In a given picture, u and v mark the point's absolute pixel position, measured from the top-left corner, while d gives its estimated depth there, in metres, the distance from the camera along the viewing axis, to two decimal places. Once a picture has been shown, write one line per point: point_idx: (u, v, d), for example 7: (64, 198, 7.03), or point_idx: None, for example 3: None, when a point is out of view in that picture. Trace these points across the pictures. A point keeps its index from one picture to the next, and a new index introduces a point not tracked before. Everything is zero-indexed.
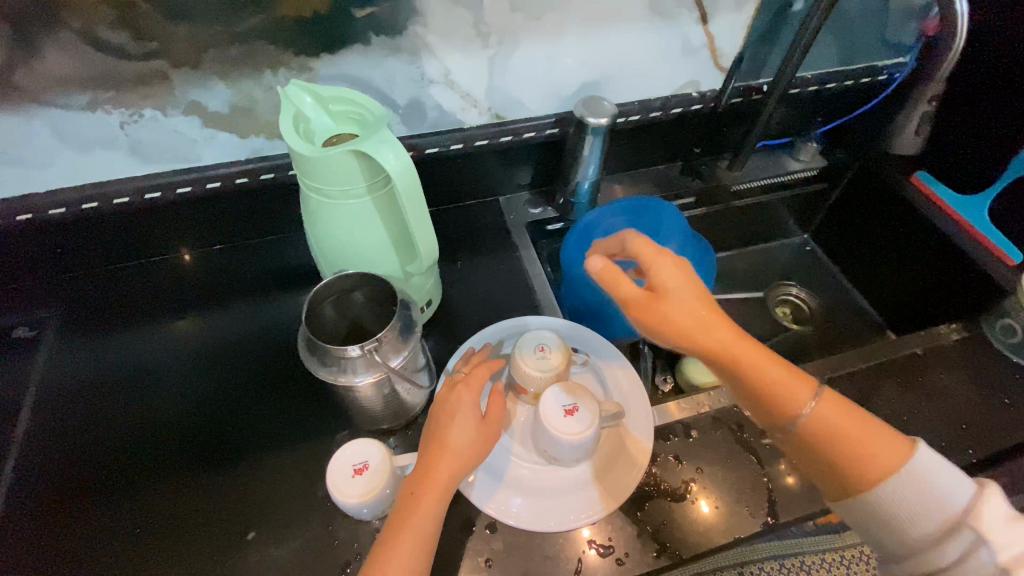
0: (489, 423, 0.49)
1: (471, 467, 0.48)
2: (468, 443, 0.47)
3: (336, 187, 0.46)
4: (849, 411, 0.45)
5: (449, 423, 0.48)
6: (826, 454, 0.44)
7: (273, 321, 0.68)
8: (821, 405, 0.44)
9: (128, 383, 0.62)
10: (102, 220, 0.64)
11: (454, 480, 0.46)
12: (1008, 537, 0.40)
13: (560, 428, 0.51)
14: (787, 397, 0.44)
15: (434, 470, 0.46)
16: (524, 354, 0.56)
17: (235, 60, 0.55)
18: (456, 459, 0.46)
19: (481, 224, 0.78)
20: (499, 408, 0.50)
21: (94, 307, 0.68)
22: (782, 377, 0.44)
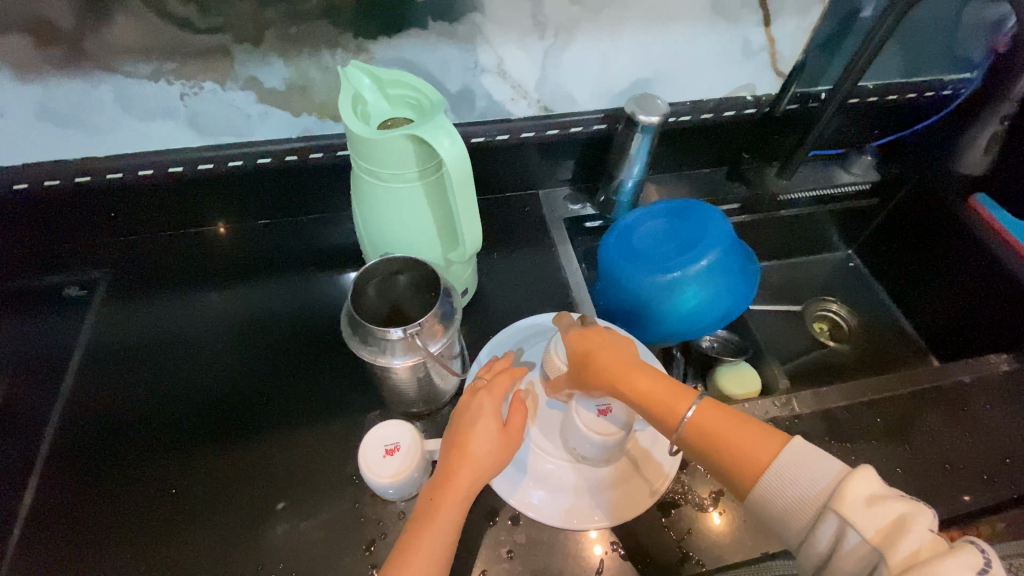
0: (512, 429, 0.48)
1: (493, 473, 0.47)
2: (490, 449, 0.47)
3: (389, 170, 0.46)
4: (725, 415, 0.45)
5: (470, 430, 0.47)
6: (709, 457, 0.44)
7: (311, 299, 0.69)
8: (697, 413, 0.45)
9: (171, 348, 0.64)
10: (155, 188, 0.66)
11: (475, 486, 0.45)
12: (863, 517, 0.36)
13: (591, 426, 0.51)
14: (664, 411, 0.46)
15: (455, 477, 0.45)
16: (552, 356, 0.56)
17: (295, 38, 0.56)
18: (477, 465, 0.46)
19: (520, 216, 0.78)
20: (521, 417, 0.49)
21: (140, 272, 0.70)
22: (656, 388, 0.47)
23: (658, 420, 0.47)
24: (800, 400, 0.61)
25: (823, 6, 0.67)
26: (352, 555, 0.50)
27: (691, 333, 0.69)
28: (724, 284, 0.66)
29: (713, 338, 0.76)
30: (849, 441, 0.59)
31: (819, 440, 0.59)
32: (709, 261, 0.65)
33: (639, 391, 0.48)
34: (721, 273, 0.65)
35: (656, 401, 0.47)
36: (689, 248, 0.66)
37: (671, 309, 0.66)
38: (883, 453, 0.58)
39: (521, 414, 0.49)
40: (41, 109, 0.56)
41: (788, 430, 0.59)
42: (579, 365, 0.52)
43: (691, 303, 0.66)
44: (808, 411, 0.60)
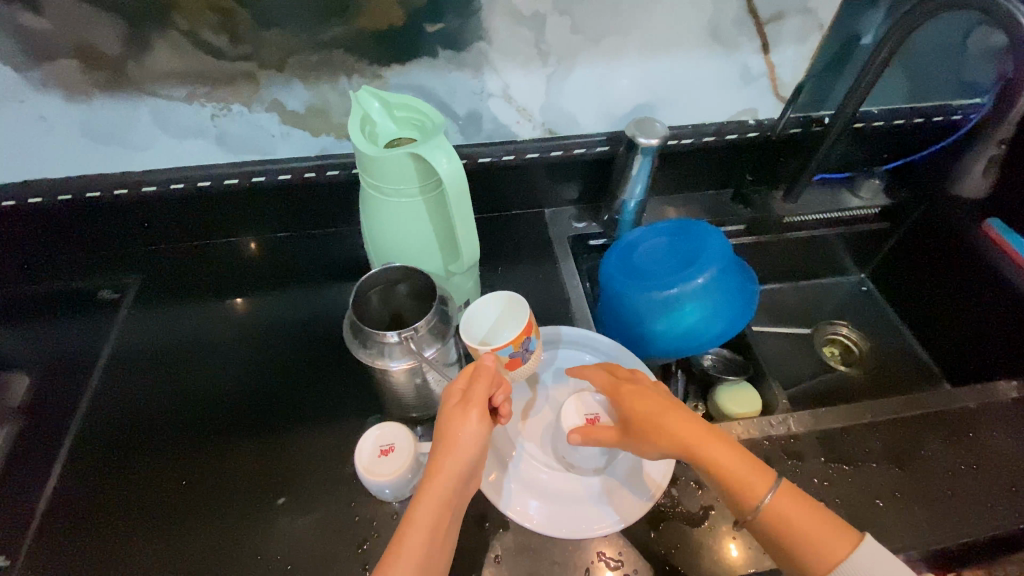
0: (481, 407, 0.47)
1: (476, 453, 0.46)
2: (468, 437, 0.46)
3: (391, 186, 0.50)
4: (797, 498, 0.45)
5: (447, 425, 0.47)
6: (783, 542, 0.44)
7: (323, 308, 0.73)
8: (775, 498, 0.45)
9: (189, 350, 0.68)
10: (185, 201, 0.71)
11: (458, 473, 0.45)
12: None
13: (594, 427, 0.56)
14: (740, 488, 0.46)
15: (435, 472, 0.45)
16: (510, 326, 0.52)
17: (316, 65, 0.60)
18: (457, 455, 0.45)
19: (527, 233, 0.80)
20: (478, 387, 0.48)
21: (170, 278, 0.75)
22: (735, 462, 0.47)
23: (731, 495, 0.47)
24: (797, 419, 0.61)
25: (822, 33, 0.69)
26: (345, 553, 0.52)
27: (690, 349, 0.69)
28: (722, 301, 0.67)
29: (713, 356, 0.77)
30: (847, 463, 0.58)
31: (814, 460, 0.58)
32: (706, 279, 0.66)
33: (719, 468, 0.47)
34: (718, 290, 0.66)
35: (733, 474, 0.47)
36: (689, 265, 0.67)
37: (669, 325, 0.67)
38: (881, 477, 0.58)
39: (484, 385, 0.48)
40: (86, 127, 0.62)
41: (784, 449, 0.59)
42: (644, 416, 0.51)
43: (689, 320, 0.67)
44: (805, 431, 0.60)
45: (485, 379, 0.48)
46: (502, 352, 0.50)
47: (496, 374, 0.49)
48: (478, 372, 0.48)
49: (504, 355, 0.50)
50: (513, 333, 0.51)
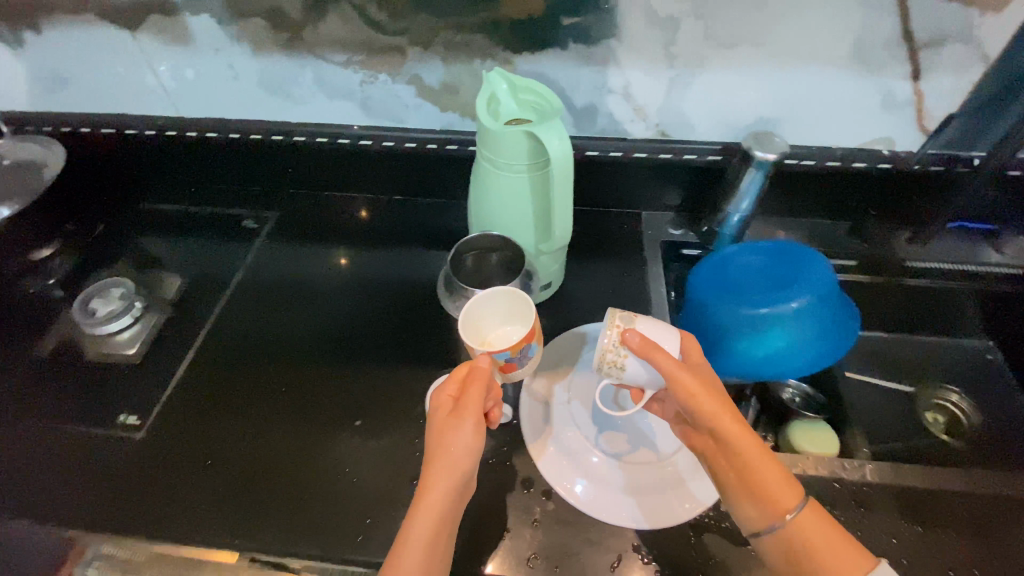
0: (474, 416, 0.46)
1: (472, 462, 0.46)
2: (465, 449, 0.45)
3: (502, 160, 0.54)
4: (823, 519, 0.44)
5: (441, 440, 0.46)
6: (801, 560, 0.43)
7: (420, 268, 0.79)
8: (803, 515, 0.44)
9: (304, 283, 0.78)
10: (324, 155, 0.81)
11: (453, 485, 0.45)
12: None
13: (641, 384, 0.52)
14: (773, 495, 0.45)
15: (429, 487, 0.44)
16: (510, 331, 0.53)
17: (456, 46, 0.67)
18: (455, 467, 0.45)
19: (620, 231, 0.82)
20: (473, 395, 0.47)
21: (298, 219, 0.86)
22: (773, 469, 0.46)
23: (763, 498, 0.46)
24: (875, 468, 0.57)
25: (988, 66, 0.63)
26: (402, 480, 0.58)
27: (768, 375, 0.67)
28: (814, 331, 0.64)
29: (795, 391, 0.72)
30: (923, 525, 0.54)
31: (886, 514, 0.55)
32: (801, 305, 0.63)
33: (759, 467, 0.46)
34: (812, 320, 0.63)
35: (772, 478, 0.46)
36: (783, 288, 0.65)
37: (751, 346, 0.65)
38: (962, 550, 0.53)
39: (478, 391, 0.48)
40: (264, 80, 0.74)
41: (853, 494, 0.56)
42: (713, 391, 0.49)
43: (774, 344, 0.64)
44: (882, 483, 0.56)
45: (479, 384, 0.48)
46: (500, 355, 0.51)
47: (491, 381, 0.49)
48: (474, 379, 0.48)
49: (501, 359, 0.51)
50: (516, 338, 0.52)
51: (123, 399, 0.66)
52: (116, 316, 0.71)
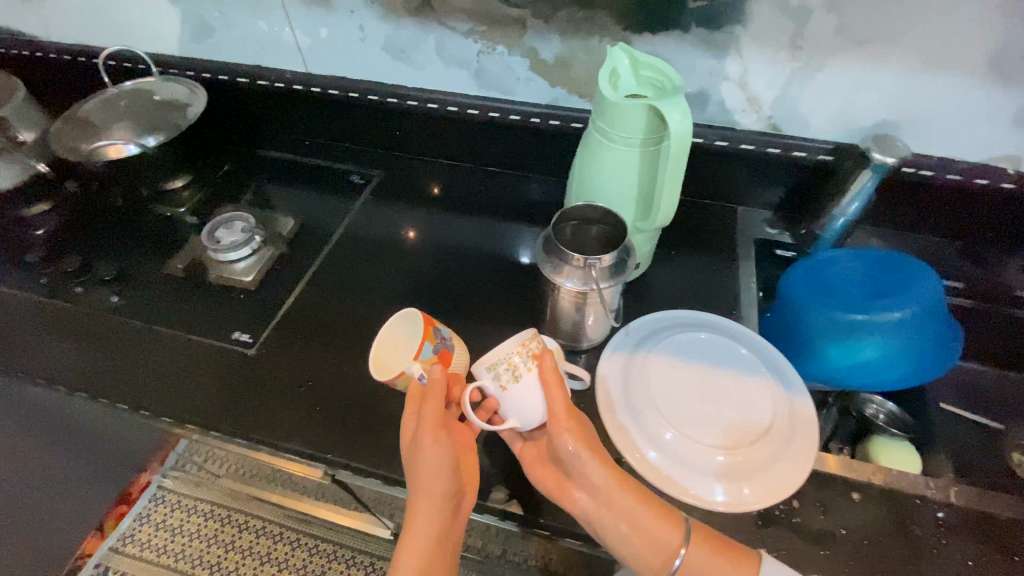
0: (432, 435, 0.52)
1: (446, 477, 0.52)
2: (433, 468, 0.51)
3: (619, 131, 0.55)
4: (704, 551, 0.49)
5: (415, 460, 0.53)
6: None
7: (509, 237, 0.83)
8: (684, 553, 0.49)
9: (399, 239, 0.83)
10: (431, 119, 0.85)
11: (432, 501, 0.52)
12: None
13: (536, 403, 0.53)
14: (656, 538, 0.50)
15: (413, 506, 0.52)
16: (415, 337, 0.58)
17: (578, 22, 0.68)
18: (428, 486, 0.52)
19: (711, 225, 0.81)
20: (423, 422, 0.53)
21: (399, 178, 0.91)
22: (653, 512, 0.51)
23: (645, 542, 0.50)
24: (958, 491, 0.56)
25: None
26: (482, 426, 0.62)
27: (855, 384, 0.66)
28: (914, 346, 0.62)
29: (881, 408, 0.69)
30: (1004, 554, 0.53)
31: (966, 537, 0.54)
32: (903, 316, 0.61)
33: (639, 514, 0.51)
34: (912, 333, 0.62)
35: (652, 523, 0.50)
36: (885, 297, 0.63)
37: (842, 351, 0.64)
38: None
39: (427, 417, 0.53)
40: (389, 43, 0.79)
41: (934, 513, 0.55)
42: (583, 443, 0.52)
43: (868, 353, 0.63)
44: (963, 505, 0.55)
45: (428, 410, 0.53)
46: (427, 350, 0.57)
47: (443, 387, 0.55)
48: (427, 395, 0.54)
49: (429, 355, 0.57)
50: (420, 332, 0.58)
51: (238, 318, 0.74)
52: (236, 246, 0.78)
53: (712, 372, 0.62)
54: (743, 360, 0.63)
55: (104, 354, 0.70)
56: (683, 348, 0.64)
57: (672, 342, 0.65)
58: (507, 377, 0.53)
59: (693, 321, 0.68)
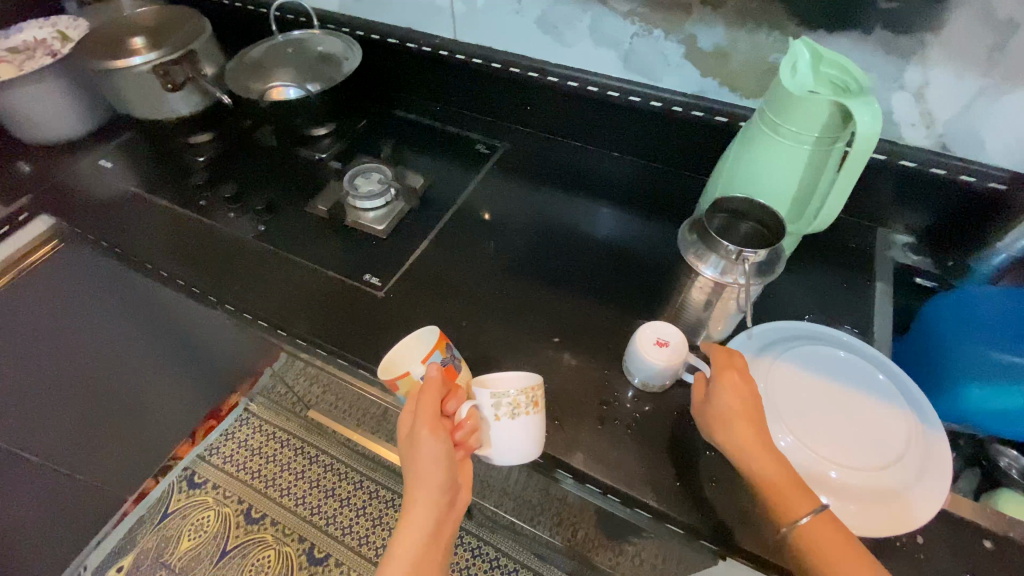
0: (429, 429, 0.54)
1: (444, 468, 0.54)
2: (431, 459, 0.54)
3: (795, 127, 0.54)
4: (830, 526, 0.48)
5: (415, 451, 0.55)
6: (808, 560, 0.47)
7: (629, 223, 0.83)
8: (811, 522, 0.47)
9: (518, 209, 0.86)
10: (569, 97, 0.86)
11: (429, 499, 0.55)
12: None
13: (523, 440, 0.56)
14: (785, 502, 0.49)
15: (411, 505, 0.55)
16: (425, 345, 0.60)
17: (748, 13, 0.67)
18: (427, 476, 0.54)
19: (847, 240, 0.77)
20: (421, 419, 0.55)
21: (525, 153, 0.93)
22: (789, 477, 0.49)
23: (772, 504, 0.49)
24: None
25: None
26: (592, 400, 0.63)
27: (998, 429, 0.61)
28: None
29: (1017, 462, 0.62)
30: None
31: None
32: None
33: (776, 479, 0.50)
34: None
35: (786, 485, 0.49)
36: None
37: (986, 396, 0.59)
38: None
39: (426, 412, 0.55)
40: (543, 18, 0.80)
41: None
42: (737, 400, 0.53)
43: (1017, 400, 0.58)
44: None
45: (425, 407, 0.55)
46: (433, 359, 0.59)
47: (439, 386, 0.56)
48: (422, 391, 0.56)
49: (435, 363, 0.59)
50: (434, 340, 0.60)
51: (368, 262, 0.79)
52: (374, 195, 0.83)
53: (837, 391, 0.59)
54: (872, 386, 0.60)
55: (252, 275, 0.78)
56: (810, 361, 0.62)
57: (798, 354, 0.62)
58: (505, 411, 0.55)
59: (813, 332, 0.65)
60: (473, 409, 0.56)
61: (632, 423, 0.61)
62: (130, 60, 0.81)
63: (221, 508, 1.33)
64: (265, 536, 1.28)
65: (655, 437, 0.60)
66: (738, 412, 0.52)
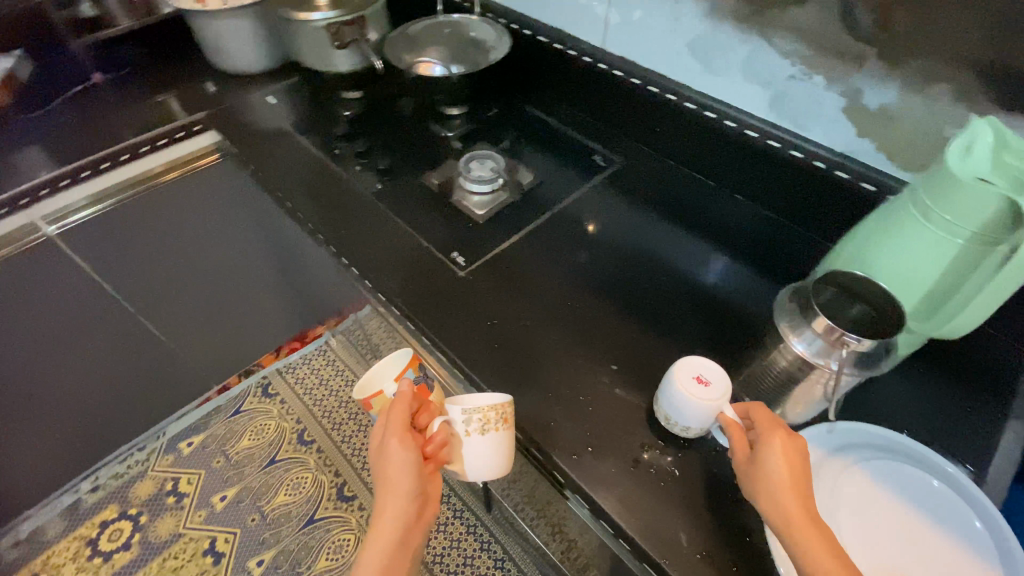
0: (398, 435, 0.56)
1: (411, 475, 0.56)
2: (399, 464, 0.55)
3: (947, 213, 0.49)
4: None
5: (384, 461, 0.57)
6: None
7: (728, 271, 0.78)
8: None
9: (616, 228, 0.84)
10: (701, 127, 0.83)
11: (400, 509, 0.55)
12: None
13: (490, 457, 0.59)
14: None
15: (378, 514, 0.55)
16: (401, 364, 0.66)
17: (930, 77, 0.59)
18: (393, 483, 0.55)
19: (986, 359, 0.66)
20: (395, 423, 0.58)
21: (640, 173, 0.91)
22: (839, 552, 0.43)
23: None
24: None
25: None
26: (630, 439, 0.61)
27: None
28: None
29: None
30: None
31: None
32: None
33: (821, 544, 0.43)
34: None
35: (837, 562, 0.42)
36: None
37: None
38: None
39: (399, 415, 0.58)
40: (695, 42, 0.77)
41: None
42: (785, 455, 0.48)
43: None
44: None
45: (399, 409, 0.59)
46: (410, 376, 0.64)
47: (411, 399, 0.60)
48: (393, 402, 0.60)
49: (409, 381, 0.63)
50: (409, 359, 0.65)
51: (459, 240, 0.82)
52: (483, 180, 0.87)
53: (908, 518, 0.52)
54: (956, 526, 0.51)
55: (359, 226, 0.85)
56: (886, 475, 0.54)
57: (873, 463, 0.55)
58: (475, 426, 0.58)
59: (895, 448, 0.57)
60: (445, 423, 0.59)
61: (666, 477, 0.58)
62: (310, 15, 0.90)
63: (280, 422, 1.47)
64: (308, 459, 1.40)
65: (687, 499, 0.57)
66: (775, 482, 0.47)
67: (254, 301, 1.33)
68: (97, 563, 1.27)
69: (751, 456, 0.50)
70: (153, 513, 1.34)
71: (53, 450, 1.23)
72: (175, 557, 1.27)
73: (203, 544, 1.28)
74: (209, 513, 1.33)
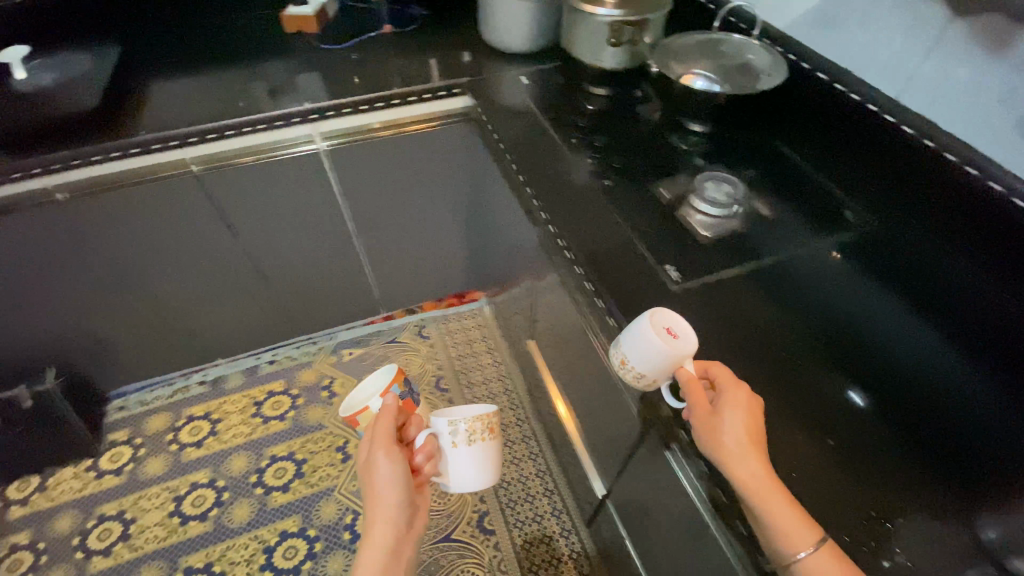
0: (383, 448, 0.82)
1: (395, 485, 0.82)
2: (388, 473, 0.81)
3: None
4: (835, 564, 0.51)
5: (374, 472, 0.82)
6: None
7: (960, 382, 0.71)
8: (809, 557, 0.51)
9: (836, 298, 0.82)
10: (996, 214, 0.72)
11: (385, 521, 0.82)
12: None
13: (469, 462, 0.89)
14: (785, 536, 0.53)
15: (370, 533, 0.82)
16: (388, 379, 0.92)
17: None
18: (380, 495, 0.83)
19: None
20: (379, 436, 0.83)
21: (885, 246, 0.84)
22: (787, 514, 0.53)
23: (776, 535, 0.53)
24: None
25: None
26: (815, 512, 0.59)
27: None
28: None
29: None
30: None
31: None
32: None
33: (774, 506, 0.54)
34: None
35: (784, 522, 0.53)
36: None
37: None
38: None
39: (384, 427, 0.84)
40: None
41: None
42: (746, 429, 0.57)
43: None
44: None
45: (385, 419, 0.84)
46: (396, 391, 0.90)
47: (393, 412, 0.85)
48: (382, 417, 0.85)
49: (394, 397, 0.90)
50: (393, 378, 0.92)
51: (674, 254, 0.81)
52: (714, 203, 0.84)
53: None
54: None
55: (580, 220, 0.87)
56: None
57: None
58: (464, 438, 0.87)
59: None
60: (432, 437, 0.86)
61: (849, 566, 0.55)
62: (596, 8, 0.94)
63: (425, 362, 1.65)
64: (437, 403, 1.56)
65: None
66: (724, 451, 0.56)
67: (433, 243, 1.55)
68: (257, 422, 1.50)
69: (714, 433, 0.57)
70: (308, 399, 1.55)
71: (266, 318, 1.53)
72: (315, 445, 1.46)
73: (338, 442, 1.46)
74: (349, 418, 1.51)
